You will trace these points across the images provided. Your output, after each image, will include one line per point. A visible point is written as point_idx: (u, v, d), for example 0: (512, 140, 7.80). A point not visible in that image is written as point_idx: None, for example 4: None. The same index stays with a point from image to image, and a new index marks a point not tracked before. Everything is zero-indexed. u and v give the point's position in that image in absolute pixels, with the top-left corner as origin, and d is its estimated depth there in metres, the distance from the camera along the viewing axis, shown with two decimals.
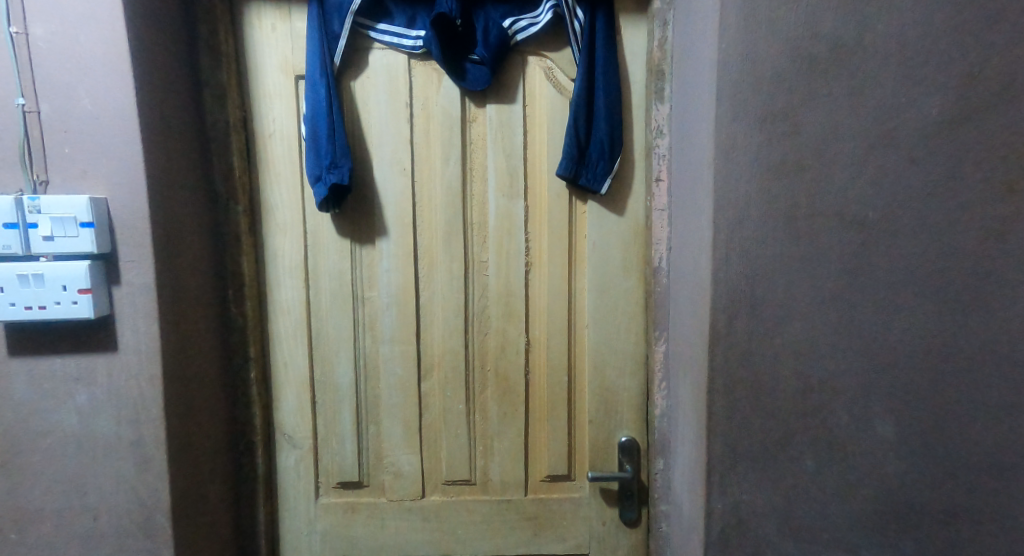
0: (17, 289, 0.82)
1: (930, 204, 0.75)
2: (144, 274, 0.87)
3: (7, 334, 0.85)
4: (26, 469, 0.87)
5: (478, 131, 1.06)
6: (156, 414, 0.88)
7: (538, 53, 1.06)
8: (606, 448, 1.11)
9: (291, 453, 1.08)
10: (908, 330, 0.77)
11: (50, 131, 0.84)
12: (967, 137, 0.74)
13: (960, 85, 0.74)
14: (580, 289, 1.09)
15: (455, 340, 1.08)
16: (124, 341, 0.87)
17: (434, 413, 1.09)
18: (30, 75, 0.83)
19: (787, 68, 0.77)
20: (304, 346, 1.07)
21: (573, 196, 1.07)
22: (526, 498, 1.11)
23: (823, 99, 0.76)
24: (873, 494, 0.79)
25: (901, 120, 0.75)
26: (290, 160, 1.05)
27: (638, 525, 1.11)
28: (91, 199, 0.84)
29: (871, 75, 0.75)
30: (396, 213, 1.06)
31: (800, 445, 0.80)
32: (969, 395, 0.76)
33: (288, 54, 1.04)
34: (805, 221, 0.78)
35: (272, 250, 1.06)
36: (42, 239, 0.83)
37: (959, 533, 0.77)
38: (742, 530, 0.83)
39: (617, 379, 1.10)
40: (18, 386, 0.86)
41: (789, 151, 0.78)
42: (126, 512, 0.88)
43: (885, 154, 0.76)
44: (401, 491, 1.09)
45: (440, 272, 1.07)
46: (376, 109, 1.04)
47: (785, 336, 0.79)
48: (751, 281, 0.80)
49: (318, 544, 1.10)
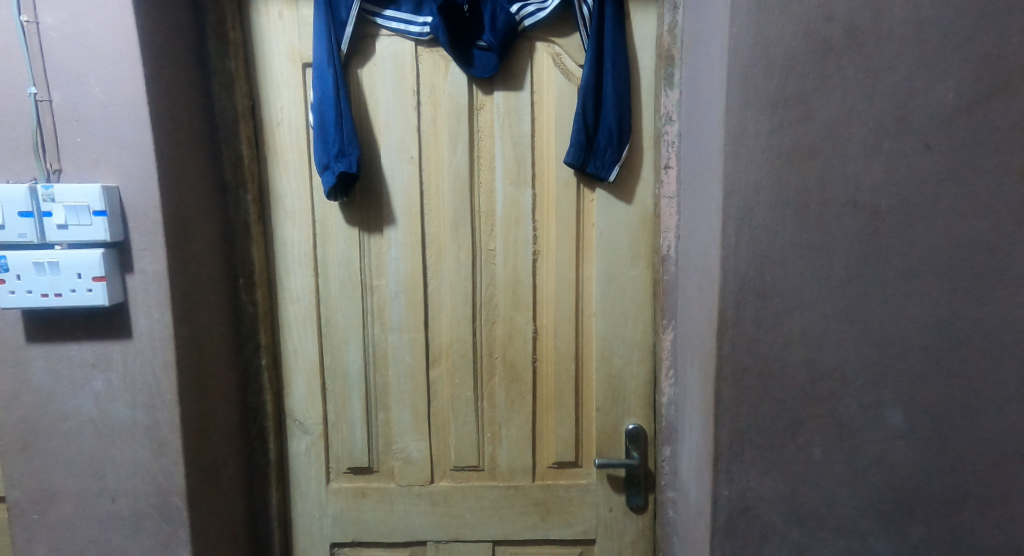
0: (34, 276, 0.84)
1: (943, 192, 0.74)
2: (156, 262, 0.88)
3: (24, 321, 0.87)
4: (46, 452, 0.89)
5: (485, 119, 1.06)
6: (170, 399, 0.90)
7: (546, 39, 1.04)
8: (613, 436, 1.11)
9: (302, 439, 1.10)
10: (919, 319, 0.76)
11: (62, 120, 0.84)
12: (984, 122, 0.73)
13: (978, 69, 0.73)
14: (588, 277, 1.09)
15: (463, 328, 1.09)
16: (138, 327, 0.88)
17: (443, 400, 1.11)
18: (41, 64, 0.83)
19: (798, 53, 0.75)
20: (314, 333, 1.08)
21: (581, 184, 1.07)
22: (534, 484, 1.12)
23: (837, 83, 0.75)
24: (881, 482, 0.79)
25: (915, 106, 0.74)
26: (299, 148, 1.05)
27: (645, 512, 1.12)
28: (104, 187, 0.84)
29: (887, 58, 0.74)
30: (404, 202, 1.06)
31: (808, 433, 0.80)
32: (979, 386, 0.75)
33: (296, 42, 1.04)
34: (816, 209, 0.77)
35: (281, 238, 1.07)
36: (57, 227, 0.84)
37: (968, 521, 0.77)
38: (749, 517, 0.82)
39: (624, 367, 1.10)
40: (36, 372, 0.88)
41: (799, 139, 0.76)
42: (143, 494, 0.90)
43: (899, 140, 0.75)
44: (410, 477, 1.11)
45: (448, 261, 1.08)
46: (383, 96, 1.04)
47: (794, 325, 0.79)
48: (760, 271, 0.79)
49: (329, 527, 1.12)
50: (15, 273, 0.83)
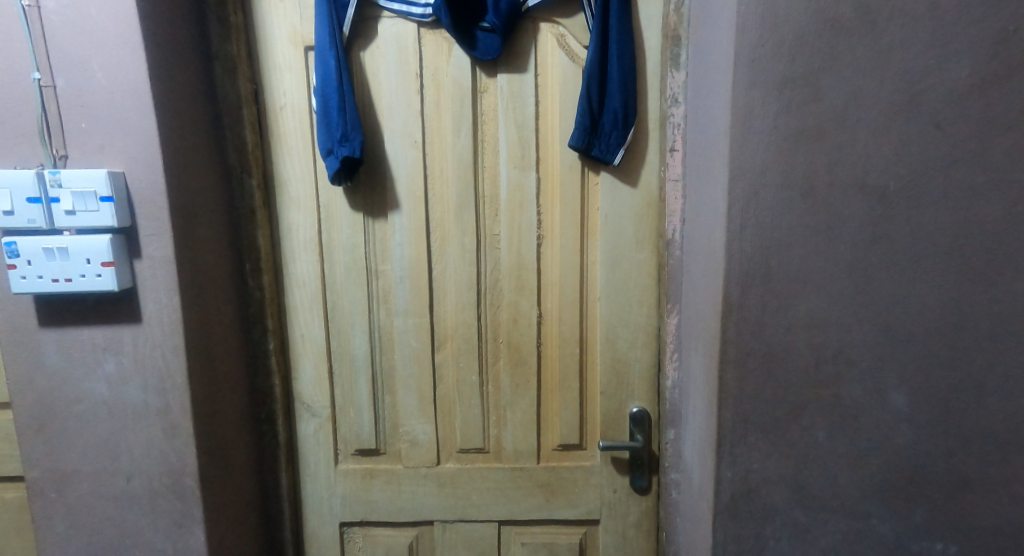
0: (44, 262, 0.85)
1: (951, 178, 0.73)
2: (163, 247, 0.88)
3: (36, 305, 0.88)
4: (62, 433, 0.91)
5: (489, 102, 1.05)
6: (181, 382, 0.91)
7: (550, 20, 1.03)
8: (617, 418, 1.12)
9: (311, 422, 1.12)
10: (925, 303, 0.75)
11: (66, 105, 0.84)
12: (999, 100, 0.71)
13: (994, 45, 0.71)
14: (592, 261, 1.09)
15: (468, 313, 1.09)
16: (148, 312, 0.89)
17: (448, 384, 1.12)
18: (44, 49, 0.83)
19: (806, 33, 0.74)
20: (320, 317, 1.09)
21: (585, 167, 1.06)
22: (539, 466, 1.13)
23: (848, 62, 0.73)
24: (883, 465, 0.79)
25: (927, 86, 0.72)
26: (302, 133, 1.05)
27: (648, 493, 1.13)
28: (110, 172, 0.85)
29: (897, 37, 0.72)
30: (408, 187, 1.06)
31: (811, 416, 0.80)
32: (984, 372, 0.75)
33: (298, 25, 1.03)
34: (824, 191, 0.76)
35: (286, 224, 1.07)
36: (64, 213, 0.85)
37: (968, 505, 0.77)
38: (752, 498, 0.83)
39: (629, 350, 1.10)
40: (50, 355, 0.89)
41: (806, 122, 0.75)
42: (157, 474, 0.92)
43: (908, 122, 0.73)
44: (417, 459, 1.13)
45: (452, 246, 1.08)
46: (386, 80, 1.03)
47: (797, 310, 0.79)
48: (765, 256, 0.79)
49: (339, 508, 1.14)
50: (25, 258, 0.84)
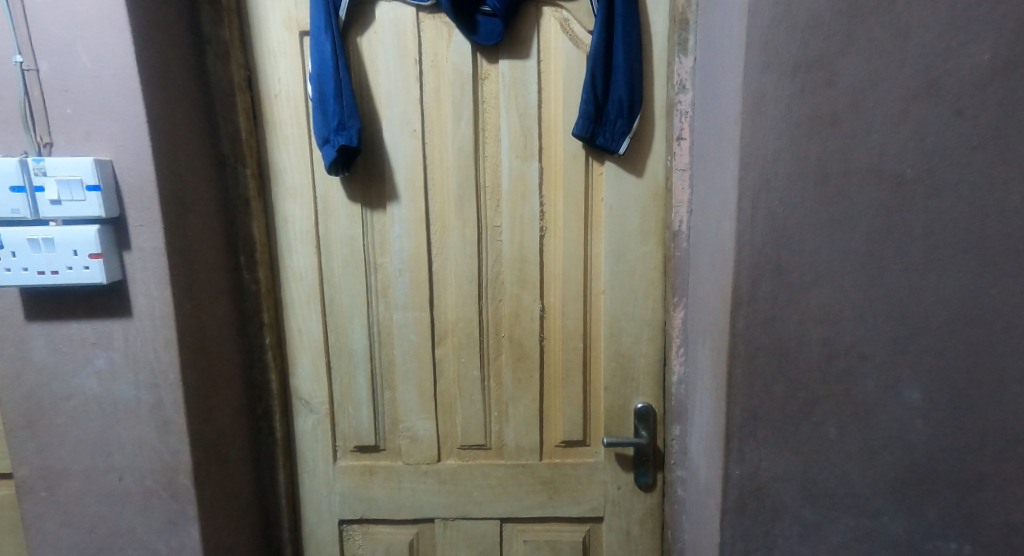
0: (30, 254, 0.82)
1: (970, 167, 0.71)
2: (154, 239, 0.86)
3: (23, 299, 0.85)
4: (52, 429, 0.89)
5: (490, 89, 1.02)
6: (173, 378, 0.89)
7: (553, 4, 1.00)
8: (622, 413, 1.10)
9: (309, 418, 1.10)
10: (941, 297, 0.73)
11: (51, 90, 0.81)
12: (1021, 85, 0.69)
13: (1017, 27, 0.68)
14: (596, 254, 1.06)
15: (468, 306, 1.07)
16: (138, 306, 0.87)
17: (448, 379, 1.09)
18: (26, 31, 0.80)
19: (821, 15, 0.71)
20: (318, 311, 1.07)
21: (590, 157, 1.03)
22: (541, 462, 1.11)
23: (864, 45, 0.71)
24: (896, 463, 0.77)
25: (946, 70, 0.70)
26: (297, 122, 1.02)
27: (653, 489, 1.12)
28: (96, 160, 0.82)
29: (916, 19, 0.70)
30: (407, 177, 1.03)
31: (822, 413, 0.78)
32: (1001, 367, 0.73)
33: (292, 9, 1.00)
34: (837, 180, 0.73)
35: (282, 216, 1.05)
36: (50, 203, 0.82)
37: (982, 504, 0.76)
38: (761, 496, 0.81)
39: (633, 344, 1.08)
40: (38, 350, 0.87)
41: (820, 108, 0.73)
42: (150, 472, 0.90)
43: (926, 108, 0.71)
44: (417, 455, 1.11)
45: (453, 238, 1.05)
46: (385, 66, 1.00)
47: (809, 304, 0.76)
48: (775, 249, 0.76)
49: (338, 505, 1.12)
50: (10, 250, 0.81)
